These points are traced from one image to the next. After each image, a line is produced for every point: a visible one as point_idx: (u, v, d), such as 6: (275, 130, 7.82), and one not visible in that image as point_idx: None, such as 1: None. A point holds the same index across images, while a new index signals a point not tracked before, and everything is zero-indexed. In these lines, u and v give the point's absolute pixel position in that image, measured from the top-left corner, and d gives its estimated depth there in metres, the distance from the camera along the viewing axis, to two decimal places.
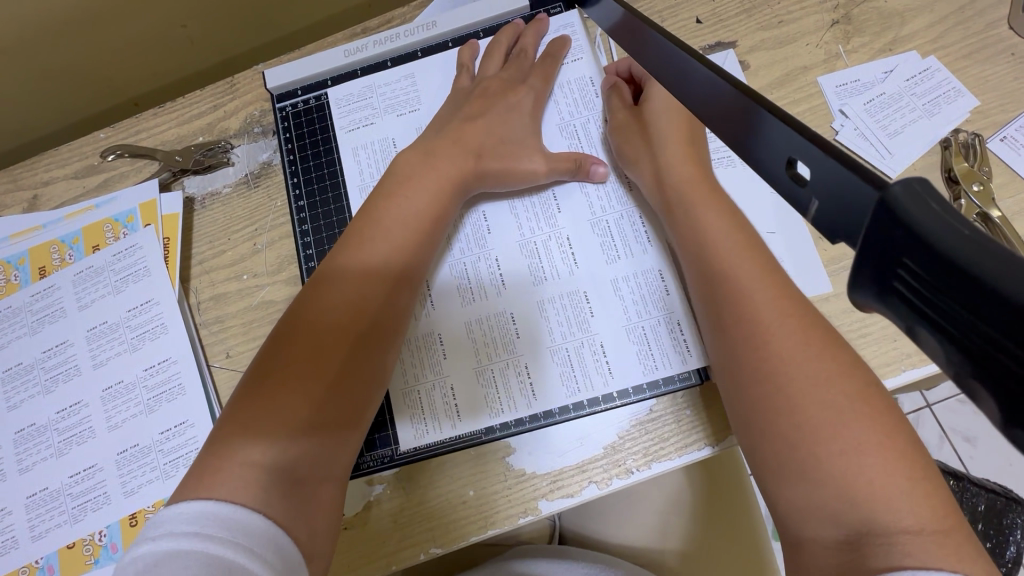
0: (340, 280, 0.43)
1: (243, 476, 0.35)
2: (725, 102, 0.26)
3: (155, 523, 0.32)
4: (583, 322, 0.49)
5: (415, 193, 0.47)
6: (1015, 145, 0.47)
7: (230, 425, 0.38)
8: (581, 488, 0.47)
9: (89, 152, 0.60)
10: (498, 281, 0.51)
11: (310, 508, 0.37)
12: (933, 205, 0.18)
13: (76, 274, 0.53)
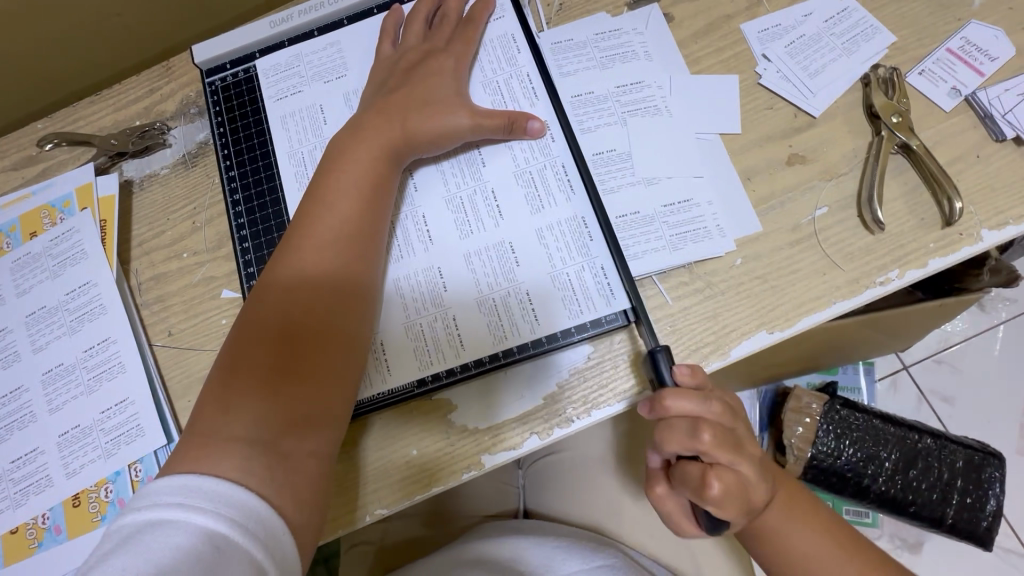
0: (303, 252, 0.43)
1: (224, 452, 0.36)
2: None
3: (143, 495, 0.33)
4: (509, 271, 0.47)
5: (349, 159, 0.46)
6: (934, 78, 0.49)
7: (204, 410, 0.38)
8: (523, 440, 0.46)
9: (27, 143, 0.61)
10: (426, 232, 0.49)
11: (298, 480, 0.38)
12: None
13: (15, 262, 0.55)
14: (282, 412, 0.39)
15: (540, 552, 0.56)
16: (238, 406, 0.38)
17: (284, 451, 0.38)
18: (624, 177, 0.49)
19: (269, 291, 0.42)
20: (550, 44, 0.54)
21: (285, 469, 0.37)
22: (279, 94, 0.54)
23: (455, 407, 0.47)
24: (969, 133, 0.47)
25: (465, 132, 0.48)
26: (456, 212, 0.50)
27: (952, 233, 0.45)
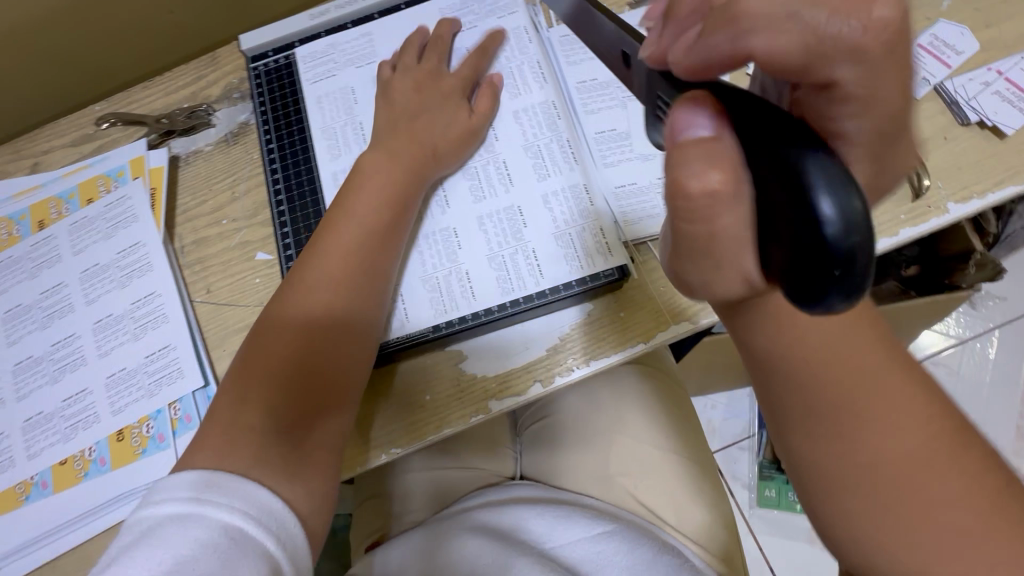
0: (325, 269, 0.47)
1: (245, 445, 0.40)
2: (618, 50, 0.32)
3: (159, 490, 0.36)
4: (517, 233, 0.53)
5: (370, 175, 0.51)
6: (905, 69, 0.54)
7: (232, 393, 0.43)
8: (528, 386, 0.51)
9: (86, 123, 0.68)
10: (438, 219, 0.54)
11: (309, 472, 0.42)
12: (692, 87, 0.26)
13: (72, 224, 0.61)
14: (300, 398, 0.43)
15: (541, 522, 0.56)
16: (256, 395, 0.43)
17: (299, 440, 0.42)
18: (623, 152, 0.55)
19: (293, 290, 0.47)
20: (557, 37, 0.59)
21: (296, 454, 0.42)
22: (313, 83, 0.60)
23: (465, 357, 0.52)
24: (937, 118, 0.52)
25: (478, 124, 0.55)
26: (466, 207, 0.54)
27: (921, 205, 0.50)
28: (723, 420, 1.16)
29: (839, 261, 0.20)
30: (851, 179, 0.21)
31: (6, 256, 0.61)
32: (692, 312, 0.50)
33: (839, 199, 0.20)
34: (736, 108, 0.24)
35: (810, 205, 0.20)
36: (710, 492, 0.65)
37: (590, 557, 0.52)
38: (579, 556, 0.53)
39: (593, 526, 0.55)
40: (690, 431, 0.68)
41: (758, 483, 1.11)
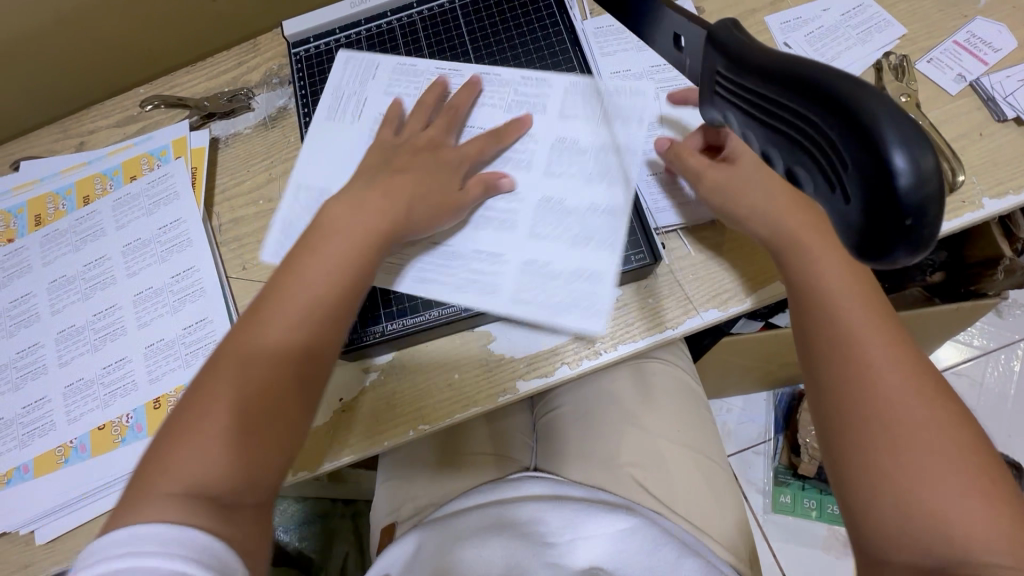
0: (290, 293, 0.43)
1: (167, 494, 0.34)
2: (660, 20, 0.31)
3: (92, 552, 0.31)
4: (518, 246, 0.52)
5: (351, 211, 0.47)
6: (940, 66, 0.54)
7: (152, 451, 0.37)
8: (555, 368, 0.51)
9: (131, 105, 0.70)
10: (456, 252, 0.53)
11: (251, 518, 0.37)
12: (733, 30, 0.24)
13: (116, 201, 0.63)
14: (228, 467, 0.36)
15: (559, 516, 0.56)
16: (184, 448, 0.36)
17: (218, 500, 0.35)
18: (650, 144, 0.56)
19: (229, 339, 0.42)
20: (593, 28, 0.62)
21: (225, 516, 0.35)
22: (336, 109, 0.60)
23: (494, 338, 0.53)
24: (972, 114, 0.52)
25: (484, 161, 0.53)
26: (484, 235, 0.53)
27: (955, 200, 0.50)
28: (738, 423, 1.16)
29: (908, 214, 0.17)
30: (916, 126, 0.17)
31: (52, 229, 0.63)
32: (722, 301, 0.51)
33: (911, 149, 0.17)
34: (781, 58, 0.21)
35: (872, 151, 0.17)
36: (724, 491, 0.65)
37: (610, 555, 0.52)
38: (598, 554, 0.53)
39: (616, 523, 0.55)
40: (709, 425, 0.69)
41: (773, 488, 1.10)
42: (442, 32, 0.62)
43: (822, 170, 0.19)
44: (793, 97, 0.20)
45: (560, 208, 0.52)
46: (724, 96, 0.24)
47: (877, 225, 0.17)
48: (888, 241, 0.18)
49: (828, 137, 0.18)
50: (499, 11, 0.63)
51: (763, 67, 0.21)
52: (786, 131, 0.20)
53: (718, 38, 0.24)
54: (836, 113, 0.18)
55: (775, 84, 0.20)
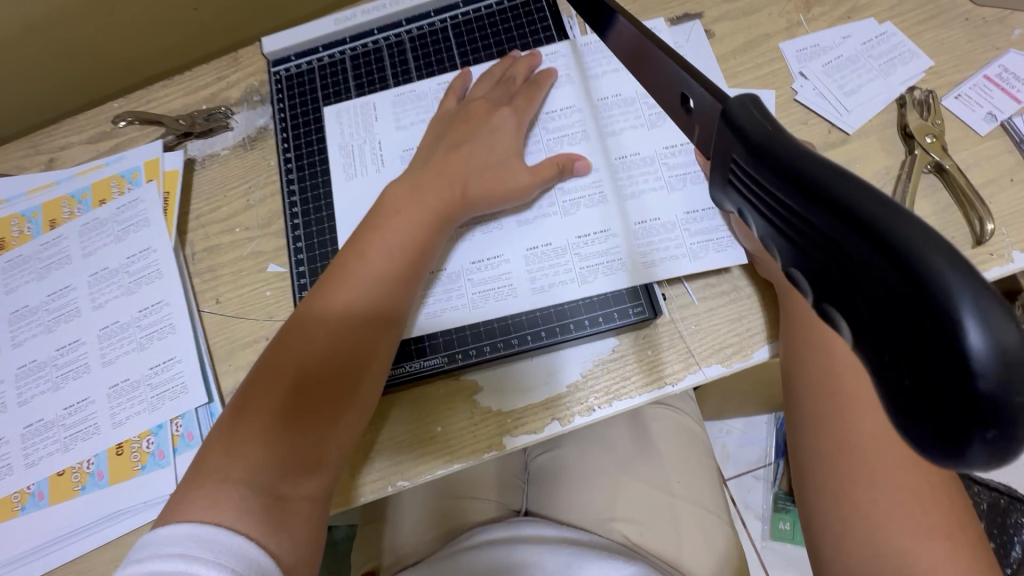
0: (327, 311, 0.43)
1: (221, 491, 0.37)
2: (672, 78, 0.27)
3: (144, 546, 0.34)
4: (517, 287, 0.49)
5: (394, 223, 0.46)
6: (970, 102, 0.50)
7: (214, 440, 0.40)
8: (544, 425, 0.48)
9: (104, 120, 0.66)
10: (508, 289, 0.50)
11: (293, 522, 0.38)
12: (753, 110, 0.20)
13: (84, 226, 0.59)
14: (281, 466, 0.39)
15: (557, 559, 0.52)
16: (243, 446, 0.38)
17: (282, 495, 0.38)
18: (648, 179, 0.51)
19: (281, 347, 0.42)
20: (585, 45, 0.56)
21: (278, 510, 0.38)
22: (354, 165, 0.55)
23: (480, 389, 0.49)
24: (1004, 157, 0.48)
25: (531, 190, 0.49)
26: (537, 267, 0.50)
27: (982, 253, 0.46)
28: (738, 446, 1.12)
29: (982, 412, 0.13)
30: (993, 292, 0.14)
31: (16, 255, 0.59)
32: (726, 356, 0.47)
33: (992, 326, 0.13)
34: (818, 165, 0.17)
35: (939, 318, 0.13)
36: (723, 544, 0.61)
37: None
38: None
39: (615, 565, 0.50)
40: (708, 471, 0.66)
41: (772, 514, 1.06)
42: (431, 51, 0.58)
43: (862, 319, 0.15)
44: (830, 219, 0.16)
45: (555, 251, 0.50)
46: (739, 188, 0.20)
47: (933, 413, 0.14)
48: (946, 437, 0.14)
49: (874, 282, 0.15)
50: (492, 29, 0.58)
51: (794, 170, 0.17)
52: (815, 255, 0.17)
53: (734, 119, 0.20)
54: (886, 258, 0.14)
55: (809, 197, 0.17)
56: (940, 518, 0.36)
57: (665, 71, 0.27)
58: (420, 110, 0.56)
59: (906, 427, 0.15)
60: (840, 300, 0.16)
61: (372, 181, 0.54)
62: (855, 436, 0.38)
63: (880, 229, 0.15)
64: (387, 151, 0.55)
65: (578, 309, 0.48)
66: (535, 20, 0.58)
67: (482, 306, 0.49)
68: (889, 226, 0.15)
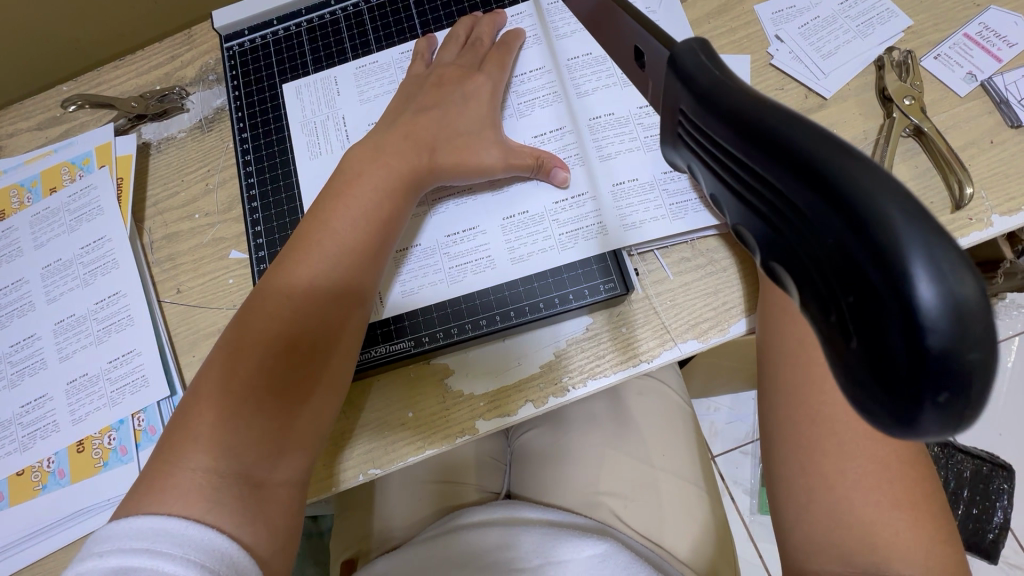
0: (285, 291, 0.40)
1: (190, 481, 0.35)
2: (626, 32, 0.25)
3: (104, 540, 0.32)
4: (488, 262, 0.48)
5: (357, 191, 0.43)
6: (950, 62, 0.48)
7: (176, 427, 0.37)
8: (518, 407, 0.46)
9: (52, 105, 0.63)
10: (484, 262, 0.48)
11: (269, 511, 0.37)
12: (700, 55, 0.18)
13: (34, 216, 0.57)
14: (253, 451, 0.37)
15: (530, 538, 0.51)
16: (212, 434, 0.36)
17: (259, 481, 0.37)
18: (622, 142, 0.49)
19: (243, 326, 0.40)
20: (550, 4, 0.53)
21: (258, 501, 0.36)
22: (318, 143, 0.52)
23: (452, 372, 0.48)
24: (984, 119, 0.47)
25: (502, 153, 0.47)
26: (512, 237, 0.48)
27: (961, 218, 0.45)
28: (726, 423, 1.12)
29: (933, 372, 0.12)
30: (950, 238, 0.12)
31: None
32: (702, 331, 0.46)
33: (945, 275, 0.12)
34: (767, 107, 0.15)
35: (887, 270, 0.12)
36: (707, 520, 0.60)
37: None
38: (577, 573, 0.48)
39: (586, 542, 0.50)
40: (696, 450, 0.64)
41: (760, 489, 1.07)
42: (391, 21, 0.55)
43: (813, 276, 0.14)
44: (778, 166, 0.14)
45: (527, 224, 0.48)
46: (688, 142, 0.18)
47: (889, 378, 0.12)
48: (904, 404, 0.12)
49: (823, 233, 0.13)
50: None
51: (739, 114, 0.16)
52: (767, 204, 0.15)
53: (683, 64, 0.18)
54: (834, 204, 0.13)
55: (755, 139, 0.15)
56: (904, 487, 0.36)
57: (620, 23, 0.25)
58: (385, 81, 0.53)
59: (858, 396, 0.13)
60: (791, 255, 0.14)
61: (332, 159, 0.51)
62: (822, 408, 0.38)
63: (828, 171, 0.13)
64: (352, 126, 0.52)
65: (550, 286, 0.46)
66: None
67: (457, 280, 0.48)
68: (837, 166, 0.13)
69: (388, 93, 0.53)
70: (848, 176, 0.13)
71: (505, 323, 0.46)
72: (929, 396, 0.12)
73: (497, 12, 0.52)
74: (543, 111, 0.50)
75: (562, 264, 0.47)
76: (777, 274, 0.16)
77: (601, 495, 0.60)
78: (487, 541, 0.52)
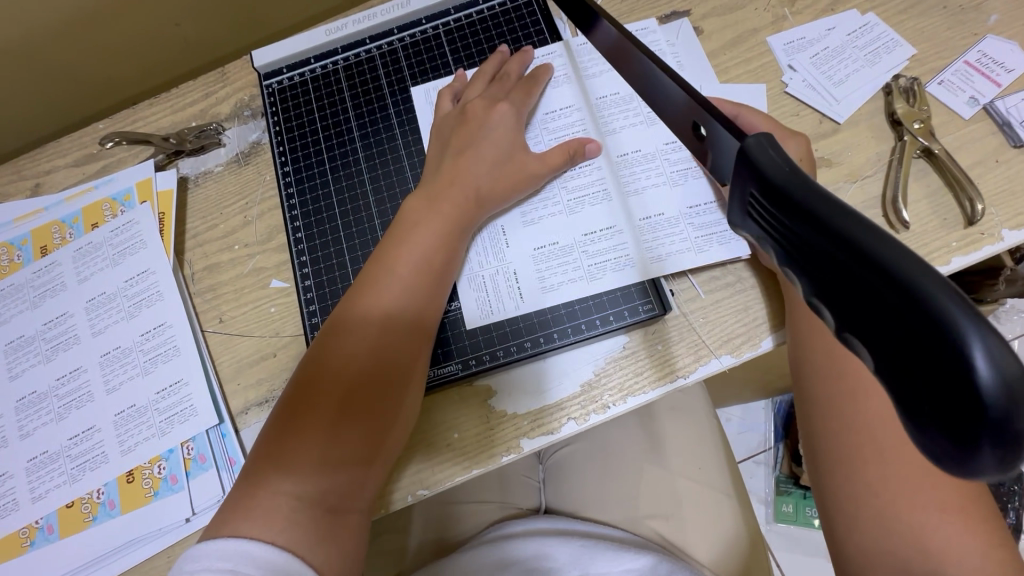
0: (350, 340, 0.43)
1: (268, 512, 0.38)
2: (681, 107, 0.29)
3: (195, 558, 0.36)
4: (529, 287, 0.50)
5: (415, 233, 0.46)
6: (952, 88, 0.52)
7: (251, 478, 0.40)
8: (560, 425, 0.48)
9: (89, 142, 0.65)
10: (526, 287, 0.50)
11: (336, 540, 0.39)
12: (770, 150, 0.22)
13: (77, 251, 0.58)
14: (333, 486, 0.39)
15: (567, 550, 0.54)
16: (285, 472, 0.39)
17: (332, 507, 0.39)
18: (652, 177, 0.52)
19: (308, 367, 0.43)
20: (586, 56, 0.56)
21: (329, 524, 0.39)
22: (361, 176, 0.55)
23: (494, 393, 0.49)
24: (988, 139, 0.50)
25: (535, 185, 0.50)
26: (549, 264, 0.51)
27: (974, 232, 0.47)
28: (739, 432, 1.13)
29: (986, 422, 0.15)
30: (990, 320, 0.16)
31: (8, 284, 0.58)
32: (735, 346, 0.48)
33: (998, 354, 0.15)
34: (833, 205, 0.19)
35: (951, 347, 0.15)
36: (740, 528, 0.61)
37: None
38: None
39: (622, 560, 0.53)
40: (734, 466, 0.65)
41: (775, 497, 1.08)
42: (425, 59, 0.58)
43: (866, 345, 0.18)
44: (838, 249, 0.18)
45: (564, 249, 0.51)
46: (758, 220, 0.22)
47: (944, 421, 0.16)
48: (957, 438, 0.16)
49: (890, 321, 0.17)
50: (484, 35, 0.58)
51: (781, 191, 0.21)
52: (828, 293, 0.19)
53: (754, 159, 0.22)
54: (880, 280, 0.17)
55: (808, 222, 0.20)
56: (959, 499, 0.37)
57: (727, 150, 0.25)
58: (421, 116, 0.56)
59: (932, 448, 0.17)
60: (861, 329, 0.18)
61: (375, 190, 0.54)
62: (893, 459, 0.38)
63: (875, 260, 0.17)
64: (393, 159, 0.55)
65: (589, 310, 0.49)
66: (527, 24, 0.58)
67: (502, 305, 0.50)
68: (883, 259, 0.17)
69: (419, 129, 0.56)
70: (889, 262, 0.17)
71: (547, 346, 0.49)
72: (986, 436, 0.15)
73: (526, 50, 0.55)
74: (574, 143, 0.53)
75: (599, 290, 0.49)
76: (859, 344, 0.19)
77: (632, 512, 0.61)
78: (530, 555, 0.54)
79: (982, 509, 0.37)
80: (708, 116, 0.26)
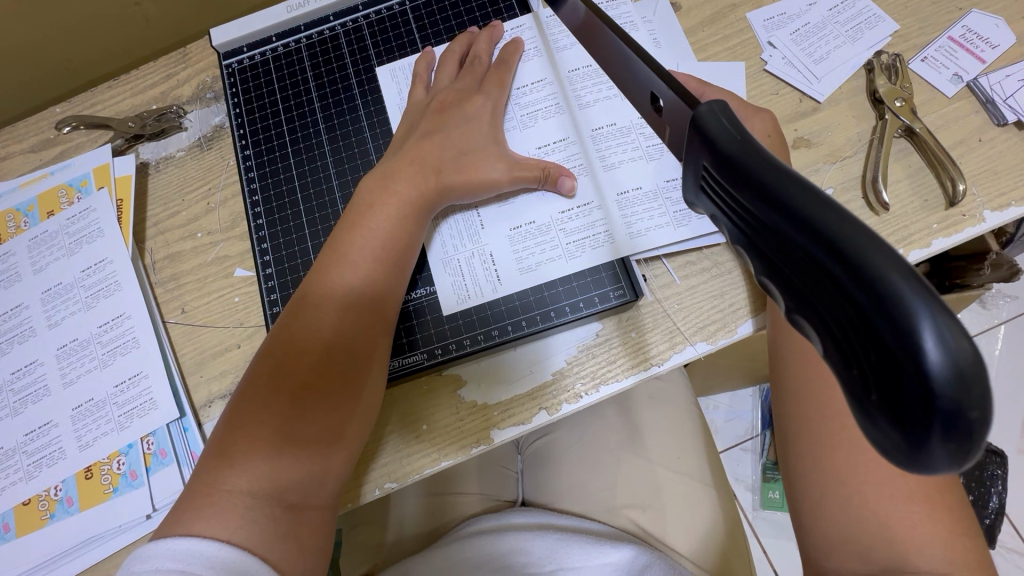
0: (304, 329, 0.41)
1: (223, 510, 0.36)
2: (641, 80, 0.27)
3: (144, 558, 0.34)
4: (500, 273, 0.48)
5: (371, 217, 0.44)
6: (936, 65, 0.50)
7: (202, 476, 0.38)
8: (532, 415, 0.47)
9: (45, 127, 0.62)
10: (496, 272, 0.49)
11: (297, 533, 0.38)
12: (722, 118, 0.20)
13: (32, 240, 0.56)
14: (289, 480, 0.38)
15: (544, 543, 0.53)
16: (237, 470, 0.37)
17: (291, 503, 0.38)
18: (627, 158, 0.50)
19: (266, 355, 0.41)
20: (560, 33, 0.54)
21: (289, 517, 0.38)
22: (325, 160, 0.53)
23: (464, 383, 0.48)
24: (971, 117, 0.48)
25: (508, 164, 0.48)
26: (521, 247, 0.49)
27: (955, 214, 0.46)
28: (726, 420, 1.13)
29: (936, 411, 0.14)
30: (942, 298, 0.14)
31: None
32: (709, 333, 0.46)
33: (948, 336, 0.14)
34: (784, 176, 0.18)
35: (900, 329, 0.14)
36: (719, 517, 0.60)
37: None
38: None
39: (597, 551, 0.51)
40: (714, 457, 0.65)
41: (761, 484, 1.08)
42: (392, 36, 0.56)
43: (818, 328, 0.17)
44: (786, 223, 0.17)
45: (535, 233, 0.49)
46: (710, 195, 0.21)
47: (894, 409, 0.14)
48: (908, 428, 0.14)
49: (843, 303, 0.15)
50: (452, 11, 0.56)
51: (731, 161, 0.19)
52: (778, 273, 0.18)
53: (707, 127, 0.20)
54: (828, 257, 0.16)
55: (758, 194, 0.18)
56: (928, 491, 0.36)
57: (683, 126, 0.24)
58: (388, 96, 0.54)
59: (881, 439, 0.15)
60: (811, 311, 0.17)
61: (338, 174, 0.52)
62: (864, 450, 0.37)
63: (827, 238, 0.16)
64: (358, 141, 0.53)
65: (560, 296, 0.47)
66: (498, 1, 0.56)
67: (471, 291, 0.48)
68: (835, 236, 0.15)
69: (383, 110, 0.54)
70: (838, 237, 0.15)
71: (515, 333, 0.47)
72: (937, 424, 0.14)
73: (494, 26, 0.53)
74: (545, 122, 0.51)
75: (571, 274, 0.48)
76: (811, 326, 0.17)
77: (610, 503, 0.60)
78: (504, 549, 0.53)
79: (946, 496, 0.36)
80: (664, 87, 0.25)
